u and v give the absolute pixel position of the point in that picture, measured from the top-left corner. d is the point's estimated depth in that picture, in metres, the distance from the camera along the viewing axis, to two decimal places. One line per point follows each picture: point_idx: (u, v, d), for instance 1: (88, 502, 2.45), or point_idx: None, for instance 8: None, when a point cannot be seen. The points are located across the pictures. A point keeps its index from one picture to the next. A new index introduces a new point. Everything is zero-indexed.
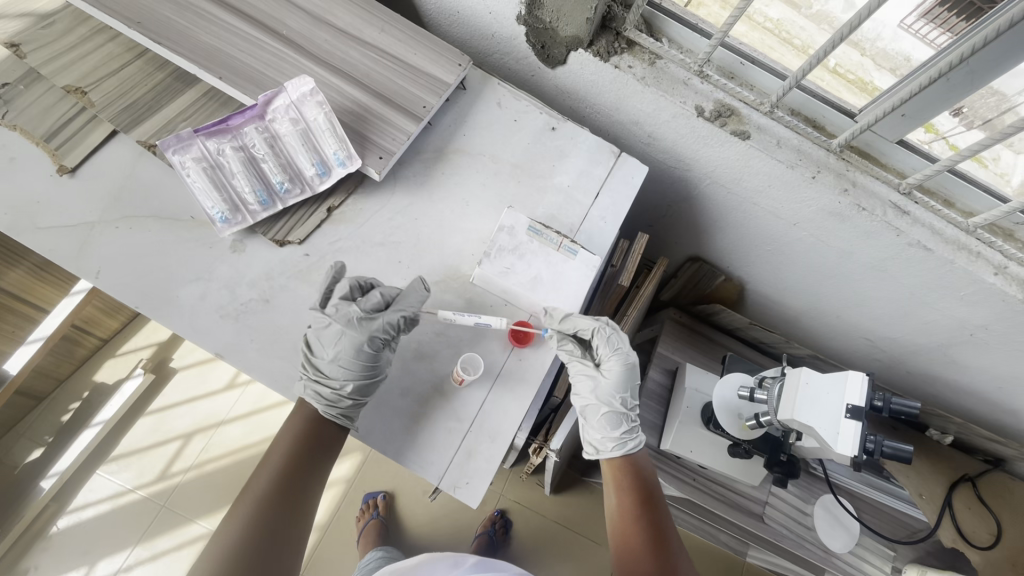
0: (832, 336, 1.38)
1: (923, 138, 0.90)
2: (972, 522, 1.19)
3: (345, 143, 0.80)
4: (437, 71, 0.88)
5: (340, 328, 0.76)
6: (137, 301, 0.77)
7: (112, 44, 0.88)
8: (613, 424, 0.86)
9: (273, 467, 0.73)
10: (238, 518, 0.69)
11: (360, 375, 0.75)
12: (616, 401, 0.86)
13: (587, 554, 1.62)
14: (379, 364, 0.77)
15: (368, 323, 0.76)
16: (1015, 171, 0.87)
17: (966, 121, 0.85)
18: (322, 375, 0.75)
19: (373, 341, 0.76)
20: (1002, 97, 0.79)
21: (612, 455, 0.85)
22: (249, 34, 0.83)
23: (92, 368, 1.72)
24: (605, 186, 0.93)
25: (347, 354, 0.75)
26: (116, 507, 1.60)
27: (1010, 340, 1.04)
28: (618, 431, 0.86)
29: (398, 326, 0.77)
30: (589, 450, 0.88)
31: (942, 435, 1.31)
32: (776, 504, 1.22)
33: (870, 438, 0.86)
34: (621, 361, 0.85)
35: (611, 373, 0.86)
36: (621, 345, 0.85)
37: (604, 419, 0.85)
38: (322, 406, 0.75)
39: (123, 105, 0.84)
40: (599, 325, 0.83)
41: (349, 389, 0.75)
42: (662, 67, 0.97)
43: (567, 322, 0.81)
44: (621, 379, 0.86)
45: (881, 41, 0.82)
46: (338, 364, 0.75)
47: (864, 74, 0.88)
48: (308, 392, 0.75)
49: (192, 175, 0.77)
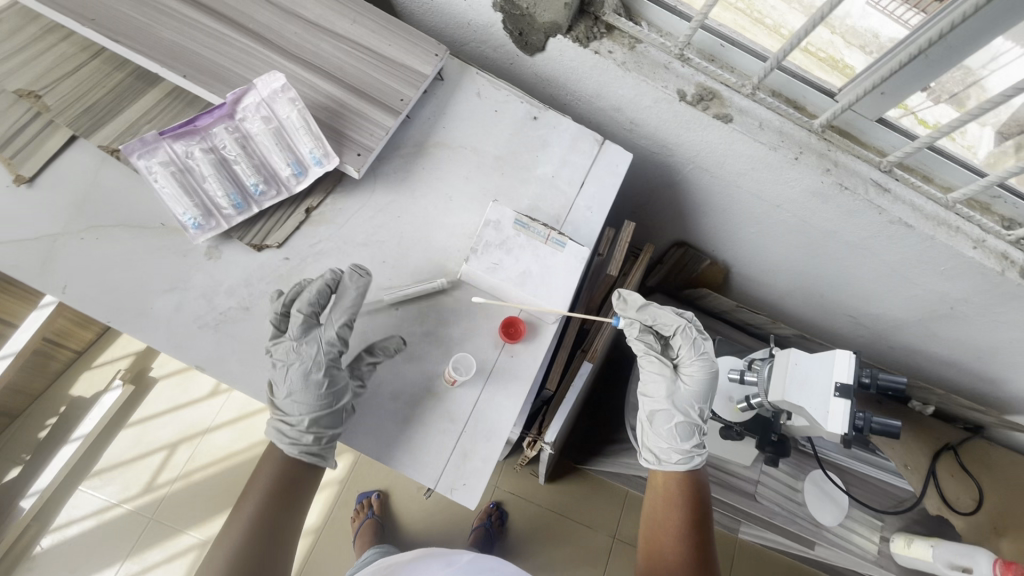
0: (817, 314, 1.39)
1: (895, 115, 0.91)
2: (956, 490, 1.24)
3: (320, 141, 0.77)
4: (413, 63, 0.85)
5: (282, 366, 0.74)
6: (109, 315, 0.74)
7: (66, 44, 0.83)
8: (686, 435, 0.89)
9: (258, 492, 0.72)
10: (217, 556, 0.67)
11: (315, 407, 0.73)
12: (694, 411, 0.90)
13: (584, 541, 1.63)
14: (334, 389, 0.74)
15: (309, 350, 0.74)
16: (981, 143, 0.89)
17: (934, 96, 0.85)
18: (282, 413, 0.75)
19: (320, 365, 0.74)
20: (967, 70, 0.80)
21: (677, 467, 0.88)
22: (212, 29, 0.79)
23: (67, 381, 1.66)
24: (590, 175, 0.92)
25: (296, 388, 0.73)
26: (102, 523, 1.55)
27: (988, 311, 1.06)
28: (689, 443, 0.89)
29: (339, 339, 0.75)
30: (654, 459, 0.91)
31: (924, 406, 1.34)
32: (768, 482, 1.23)
33: (859, 415, 0.86)
34: (704, 367, 0.91)
35: (691, 378, 0.91)
36: (707, 352, 0.92)
37: (677, 428, 0.89)
38: (289, 444, 0.74)
39: (81, 108, 0.80)
40: (684, 325, 0.92)
41: (306, 422, 0.73)
42: (642, 51, 0.96)
43: (645, 312, 0.92)
44: (702, 388, 0.91)
45: (851, 18, 0.82)
46: (292, 399, 0.73)
47: (835, 52, 0.88)
48: (276, 433, 0.75)
49: (160, 180, 0.74)
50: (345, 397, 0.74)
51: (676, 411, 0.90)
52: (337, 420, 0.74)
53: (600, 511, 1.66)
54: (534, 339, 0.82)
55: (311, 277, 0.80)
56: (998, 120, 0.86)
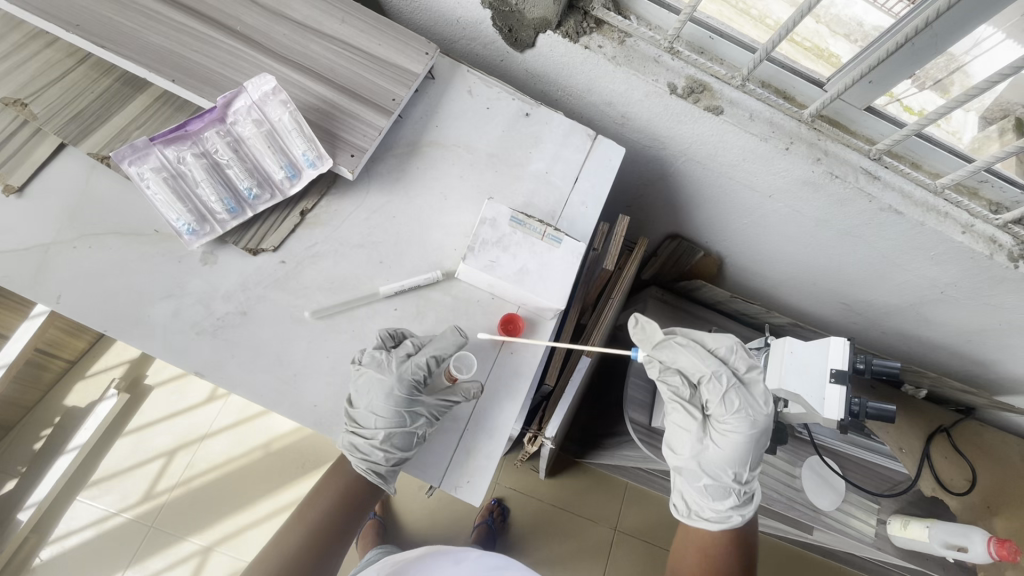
0: (810, 302, 1.40)
1: (882, 102, 0.92)
2: (949, 471, 1.27)
3: (313, 143, 0.76)
4: (404, 62, 0.85)
5: (368, 376, 0.73)
6: (104, 324, 0.73)
7: (51, 50, 0.82)
8: (721, 494, 0.87)
9: (337, 486, 0.83)
10: (296, 529, 0.79)
11: (394, 424, 0.73)
12: (728, 474, 0.87)
13: (586, 534, 1.64)
14: (413, 411, 0.74)
15: (395, 368, 0.72)
16: (966, 128, 0.90)
17: (919, 82, 0.86)
18: (357, 425, 0.74)
19: (403, 386, 0.74)
20: (952, 57, 0.81)
21: (709, 526, 0.87)
22: (199, 32, 0.78)
23: (61, 393, 1.65)
24: (584, 171, 0.92)
25: (378, 402, 0.73)
26: (101, 533, 1.54)
27: (978, 295, 1.07)
28: (723, 503, 0.87)
29: (427, 367, 0.73)
30: (685, 514, 0.90)
31: (917, 389, 1.37)
32: (766, 470, 1.25)
33: (854, 401, 0.88)
34: (738, 426, 0.85)
35: (729, 436, 0.86)
36: (745, 407, 0.86)
37: (710, 487, 0.87)
38: (357, 458, 0.73)
39: (68, 115, 0.79)
40: (720, 377, 0.86)
41: (382, 439, 0.73)
42: (632, 45, 0.96)
43: (663, 351, 0.90)
44: (735, 451, 0.86)
45: (835, 8, 0.82)
46: (372, 412, 0.73)
47: (821, 40, 0.88)
48: (346, 443, 0.74)
49: (152, 186, 0.73)
50: (422, 423, 0.74)
51: (709, 470, 0.87)
52: (411, 443, 0.74)
53: (602, 503, 1.68)
54: (532, 335, 0.82)
55: (308, 280, 0.80)
56: (982, 106, 0.87)
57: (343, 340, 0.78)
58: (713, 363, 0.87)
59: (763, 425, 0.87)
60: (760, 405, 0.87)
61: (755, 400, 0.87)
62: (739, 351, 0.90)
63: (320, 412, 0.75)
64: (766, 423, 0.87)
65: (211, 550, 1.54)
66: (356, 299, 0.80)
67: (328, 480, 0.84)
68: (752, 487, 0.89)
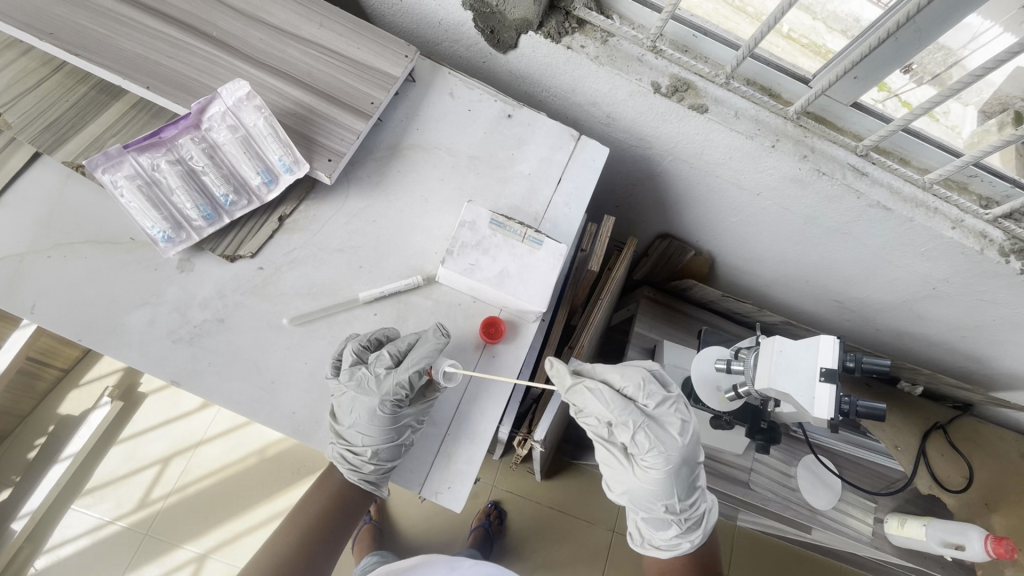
0: (804, 300, 1.39)
1: (877, 98, 0.90)
2: (947, 469, 1.25)
3: (289, 148, 0.76)
4: (383, 65, 0.85)
5: (351, 395, 0.72)
6: (80, 334, 0.73)
7: (26, 59, 0.81)
8: (661, 526, 0.89)
9: (329, 491, 0.81)
10: (289, 531, 0.79)
11: (381, 439, 0.73)
12: (660, 509, 0.87)
13: (583, 536, 1.63)
14: (398, 425, 0.74)
15: (378, 388, 0.72)
16: (966, 123, 0.88)
17: (917, 77, 0.84)
18: (346, 441, 0.74)
19: (386, 403, 0.73)
20: (949, 52, 0.79)
21: (663, 555, 0.91)
22: (175, 38, 0.78)
23: (54, 402, 1.65)
24: (567, 171, 0.91)
25: (363, 421, 0.72)
26: (96, 541, 1.54)
27: (972, 291, 1.06)
28: (667, 532, 0.90)
29: (409, 384, 0.72)
30: (641, 544, 0.94)
31: (914, 386, 1.36)
32: (762, 469, 1.23)
33: (845, 400, 0.85)
34: (654, 466, 0.83)
35: (650, 474, 0.84)
36: (656, 446, 0.83)
37: (650, 520, 0.90)
38: (348, 470, 0.74)
39: (43, 124, 0.78)
40: (625, 419, 0.83)
41: (371, 455, 0.73)
42: (615, 45, 0.95)
43: (575, 395, 0.85)
44: (656, 488, 0.84)
45: (831, 4, 0.81)
46: (358, 430, 0.73)
47: (818, 37, 0.86)
48: (336, 455, 0.75)
49: (126, 194, 0.73)
50: (409, 435, 0.74)
51: (642, 507, 0.88)
52: (399, 453, 0.75)
53: (599, 504, 1.67)
54: (515, 338, 0.81)
55: (288, 286, 0.79)
56: (980, 99, 0.85)
57: (323, 346, 0.78)
58: (619, 406, 0.83)
59: (686, 454, 0.84)
60: (675, 438, 0.83)
61: (669, 432, 0.84)
62: (647, 384, 0.86)
63: (299, 420, 0.74)
64: (685, 453, 0.84)
65: (206, 557, 1.54)
66: (336, 304, 0.79)
67: (321, 484, 0.83)
68: (696, 511, 0.89)
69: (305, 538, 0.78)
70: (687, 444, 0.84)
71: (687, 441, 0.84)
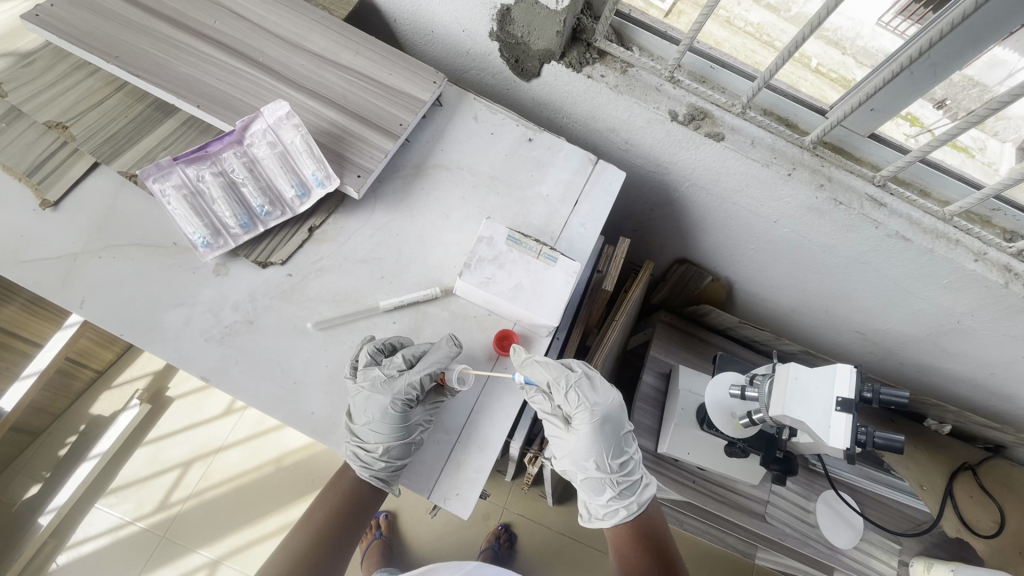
0: (824, 330, 1.38)
1: (909, 133, 0.91)
2: (976, 511, 1.21)
3: (323, 163, 0.82)
4: (413, 90, 0.90)
5: (366, 391, 0.74)
6: (122, 329, 0.78)
7: (92, 79, 0.89)
8: (597, 490, 0.87)
9: (341, 487, 0.84)
10: (303, 530, 0.81)
11: (392, 436, 0.75)
12: (592, 467, 0.85)
13: (596, 567, 1.59)
14: (408, 424, 0.77)
15: (391, 388, 0.74)
16: (1003, 160, 0.87)
17: (950, 113, 0.85)
18: (358, 439, 0.76)
19: (397, 402, 0.76)
20: (983, 87, 0.80)
21: (603, 524, 0.87)
22: (228, 64, 0.85)
23: (87, 402, 1.71)
24: (584, 194, 0.94)
25: (376, 418, 0.75)
26: (117, 540, 1.58)
27: (998, 325, 1.04)
28: (603, 497, 0.87)
29: (420, 386, 0.75)
30: (587, 519, 0.91)
31: (940, 425, 1.30)
32: (778, 502, 1.20)
33: (861, 430, 0.81)
34: (582, 422, 0.83)
35: (582, 433, 0.84)
36: (583, 403, 0.83)
37: (587, 487, 0.87)
38: (360, 467, 0.76)
39: (104, 136, 0.86)
40: (559, 380, 0.80)
41: (382, 452, 0.75)
42: (634, 75, 0.99)
43: (528, 364, 0.80)
44: (587, 446, 0.84)
45: (861, 39, 0.83)
46: (370, 428, 0.75)
47: (847, 71, 0.88)
48: (349, 454, 0.76)
49: (172, 202, 0.79)
50: (419, 433, 0.77)
51: (575, 471, 0.87)
52: (409, 451, 0.76)
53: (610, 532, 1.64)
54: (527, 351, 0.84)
55: (313, 293, 0.83)
56: (1018, 136, 0.84)
57: (343, 351, 0.81)
58: (556, 368, 0.80)
59: (614, 410, 0.85)
60: (601, 395, 0.84)
61: (599, 390, 0.84)
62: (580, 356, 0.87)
63: (317, 420, 0.77)
64: (610, 409, 0.84)
65: (219, 563, 1.56)
66: (357, 311, 0.83)
67: (333, 483, 0.85)
68: (630, 476, 0.87)
69: (315, 536, 0.80)
70: (614, 400, 0.84)
71: (612, 397, 0.85)
